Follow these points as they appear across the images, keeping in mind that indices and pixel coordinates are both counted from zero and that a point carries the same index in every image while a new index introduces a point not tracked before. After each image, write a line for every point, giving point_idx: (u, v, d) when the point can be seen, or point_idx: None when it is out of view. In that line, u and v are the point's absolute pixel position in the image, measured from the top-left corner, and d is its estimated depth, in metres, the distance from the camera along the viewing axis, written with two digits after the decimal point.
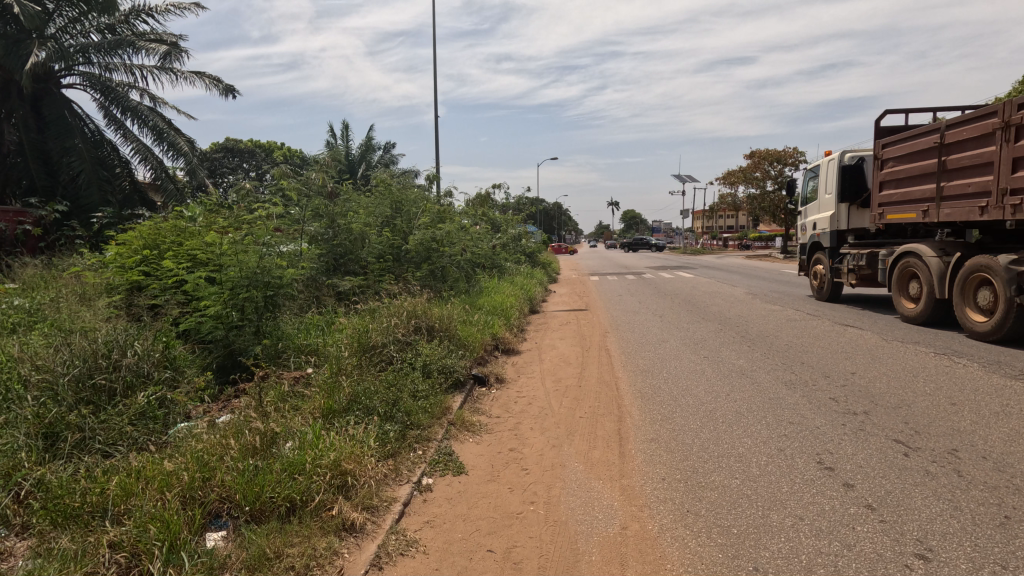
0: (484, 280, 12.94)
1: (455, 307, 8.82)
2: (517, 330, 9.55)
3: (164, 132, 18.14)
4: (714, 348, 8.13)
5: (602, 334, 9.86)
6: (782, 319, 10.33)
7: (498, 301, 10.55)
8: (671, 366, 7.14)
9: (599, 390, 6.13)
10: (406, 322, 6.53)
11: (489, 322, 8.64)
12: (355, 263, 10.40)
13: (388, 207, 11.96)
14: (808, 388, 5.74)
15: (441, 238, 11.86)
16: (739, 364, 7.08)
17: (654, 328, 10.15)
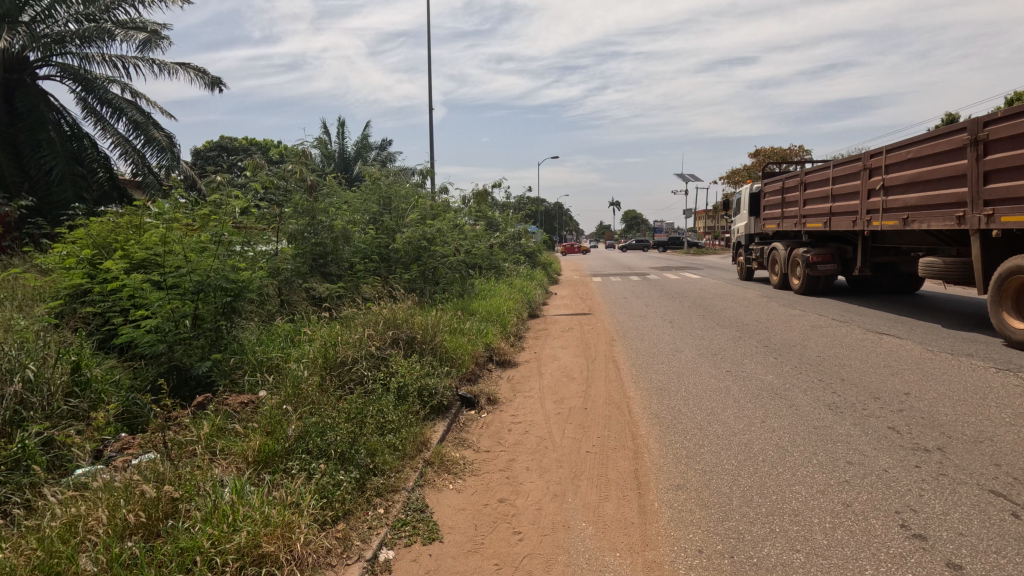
0: (480, 282, 11.98)
1: (445, 314, 7.89)
2: (514, 338, 8.59)
3: (146, 126, 17.30)
4: (735, 360, 7.19)
5: (609, 341, 8.93)
6: (805, 325, 9.40)
7: (494, 306, 9.59)
8: (690, 382, 6.20)
9: (609, 413, 5.20)
10: (382, 334, 5.60)
11: (482, 329, 7.71)
12: (336, 264, 9.44)
13: (375, 204, 11.02)
14: (858, 414, 4.81)
15: (432, 237, 10.91)
16: (768, 380, 6.14)
17: (665, 335, 9.21)
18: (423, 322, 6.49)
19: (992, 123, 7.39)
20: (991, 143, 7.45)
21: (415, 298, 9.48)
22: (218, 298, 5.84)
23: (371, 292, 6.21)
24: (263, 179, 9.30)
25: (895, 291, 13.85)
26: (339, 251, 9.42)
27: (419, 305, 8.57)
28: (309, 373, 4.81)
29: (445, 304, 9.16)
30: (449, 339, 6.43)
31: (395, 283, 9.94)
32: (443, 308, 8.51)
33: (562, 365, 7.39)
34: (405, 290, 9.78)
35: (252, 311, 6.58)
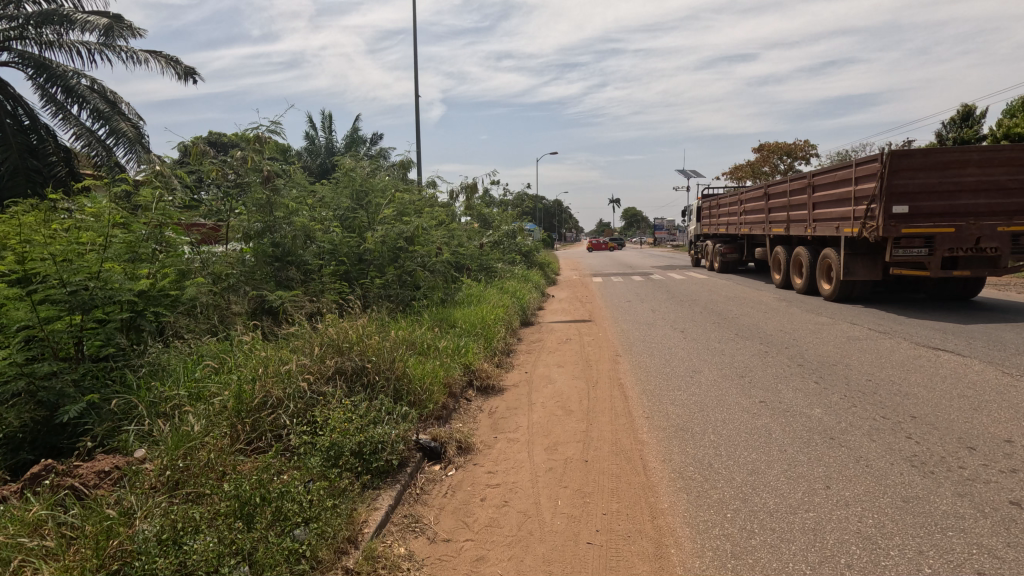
0: (468, 285, 10.67)
1: (417, 330, 6.60)
2: (501, 355, 7.29)
3: (112, 116, 15.85)
4: (766, 384, 5.93)
5: (614, 356, 7.70)
6: (838, 338, 8.14)
7: (480, 315, 8.29)
8: (716, 419, 4.92)
9: (617, 471, 3.96)
10: (320, 363, 4.33)
11: (459, 345, 6.45)
12: (296, 266, 8.11)
13: (344, 199, 9.72)
14: (957, 477, 3.54)
15: (411, 237, 9.62)
16: (817, 416, 4.86)
17: (677, 348, 7.97)
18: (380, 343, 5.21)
19: (819, 175, 12.17)
20: (819, 186, 12.24)
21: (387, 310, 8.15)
22: (108, 311, 4.59)
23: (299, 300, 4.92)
24: (210, 167, 8.05)
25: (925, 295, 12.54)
26: (301, 253, 8.13)
27: (387, 317, 7.27)
28: (205, 428, 3.55)
29: (422, 315, 7.88)
30: (413, 364, 5.16)
31: (366, 291, 8.64)
32: (418, 321, 7.22)
33: (557, 390, 6.15)
34: (373, 301, 8.46)
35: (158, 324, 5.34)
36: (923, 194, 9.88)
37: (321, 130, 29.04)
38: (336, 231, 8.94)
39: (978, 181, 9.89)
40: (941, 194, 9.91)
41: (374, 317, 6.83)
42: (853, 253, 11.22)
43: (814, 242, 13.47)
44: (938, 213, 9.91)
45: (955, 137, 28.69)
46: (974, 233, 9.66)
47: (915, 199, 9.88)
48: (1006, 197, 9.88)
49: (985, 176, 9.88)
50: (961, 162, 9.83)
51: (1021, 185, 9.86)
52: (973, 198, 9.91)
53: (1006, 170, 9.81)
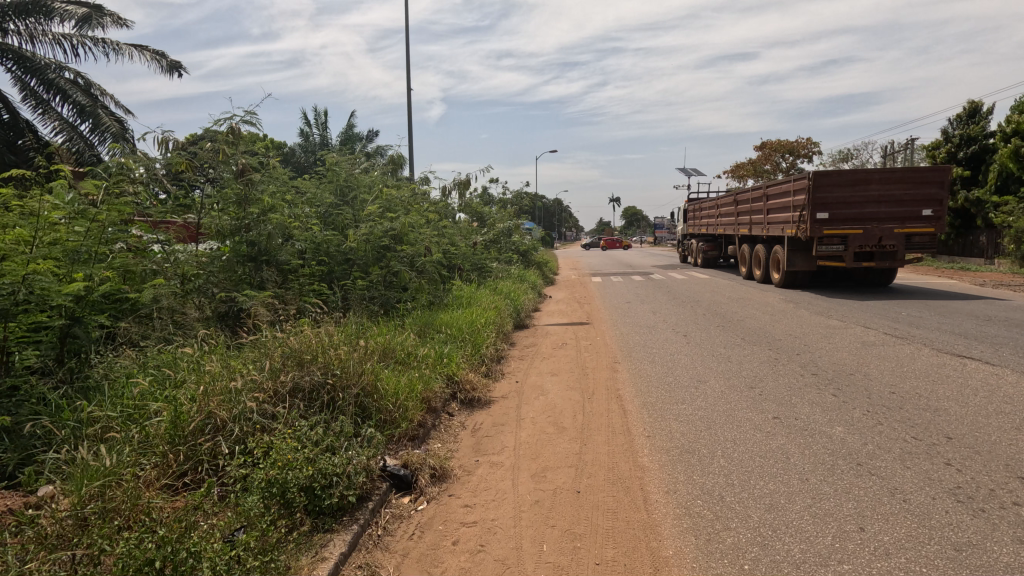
0: (460, 286, 10.12)
1: (396, 338, 6.05)
2: (490, 363, 6.74)
3: (93, 109, 15.15)
4: (779, 397, 5.40)
5: (612, 363, 7.17)
6: (852, 343, 7.61)
7: (469, 319, 7.74)
8: (726, 440, 4.37)
9: (613, 505, 3.42)
10: (273, 379, 3.78)
11: (441, 353, 5.91)
12: (271, 267, 7.57)
13: (324, 194, 9.14)
14: (1014, 518, 3.01)
15: (397, 235, 9.05)
16: (839, 437, 4.32)
17: (681, 355, 7.44)
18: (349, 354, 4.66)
19: (774, 186, 14.73)
20: (774, 196, 14.80)
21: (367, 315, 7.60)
22: (35, 319, 4.07)
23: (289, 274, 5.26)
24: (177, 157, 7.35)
25: (938, 299, 11.98)
26: (277, 252, 7.57)
27: (365, 323, 6.71)
28: (122, 463, 3.01)
29: (405, 319, 7.33)
30: (385, 377, 4.62)
31: (346, 292, 8.07)
32: (400, 328, 6.68)
33: (548, 403, 5.60)
34: (354, 302, 7.90)
35: (98, 333, 4.80)
36: (840, 204, 12.61)
37: (316, 128, 28.38)
38: (315, 228, 8.39)
39: (881, 193, 12.62)
40: (855, 203, 12.62)
41: (346, 326, 6.28)
42: (794, 249, 14.01)
43: (770, 242, 16.15)
44: (852, 218, 12.68)
45: (961, 133, 28.08)
46: (877, 234, 12.47)
47: (833, 208, 12.63)
48: (904, 206, 12.62)
49: (887, 190, 12.63)
50: (867, 180, 12.57)
51: (913, 198, 12.61)
52: (878, 206, 12.65)
53: (902, 185, 12.56)
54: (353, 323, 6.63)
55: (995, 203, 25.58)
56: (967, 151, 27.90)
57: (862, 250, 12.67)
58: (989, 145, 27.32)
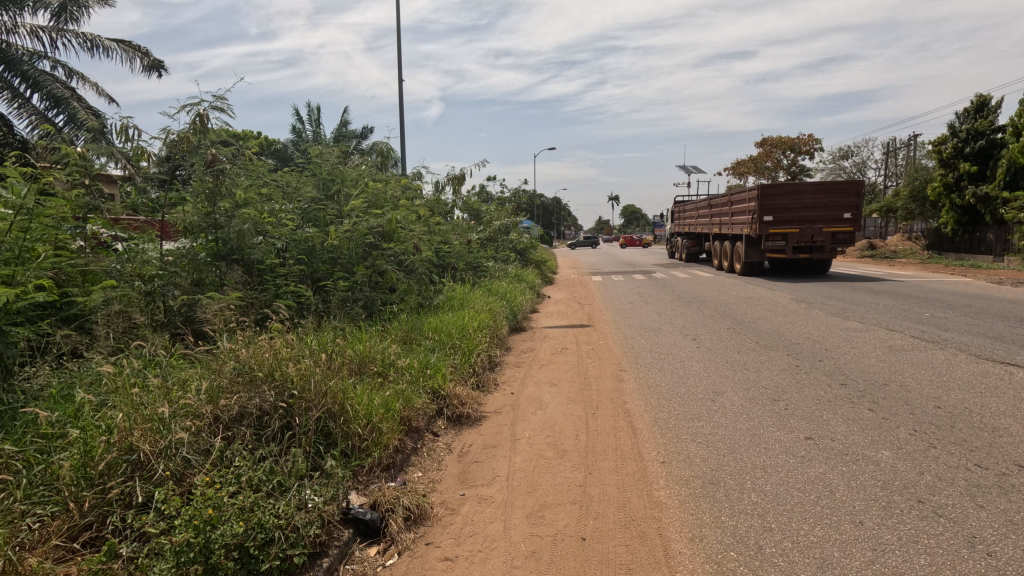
0: (452, 287, 9.47)
1: (376, 348, 5.39)
2: (481, 372, 6.10)
3: (71, 103, 14.40)
4: (807, 413, 4.76)
5: (617, 371, 6.54)
6: (879, 348, 6.97)
7: (460, 322, 7.10)
8: (756, 468, 3.72)
9: (626, 560, 2.77)
10: (213, 404, 3.13)
11: (426, 364, 5.26)
12: (242, 266, 6.90)
13: (305, 189, 8.45)
14: None
15: (384, 233, 8.38)
16: (888, 464, 3.68)
17: (693, 362, 6.80)
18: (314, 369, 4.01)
19: (733, 198, 18.60)
20: (743, 201, 17.83)
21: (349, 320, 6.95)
22: None
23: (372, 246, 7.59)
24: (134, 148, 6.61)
25: (959, 299, 11.33)
26: (250, 251, 6.92)
27: (343, 332, 6.06)
28: (0, 522, 2.37)
29: (389, 325, 6.67)
30: (356, 395, 3.97)
31: (327, 294, 7.41)
32: (382, 337, 6.03)
33: (547, 420, 4.97)
34: (336, 305, 7.23)
35: (23, 346, 4.14)
36: (782, 209, 16.26)
37: (308, 124, 27.65)
38: (291, 225, 7.70)
39: (814, 201, 16.19)
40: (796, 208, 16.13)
41: (322, 335, 5.65)
42: (750, 244, 17.48)
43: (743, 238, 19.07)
44: (791, 221, 16.34)
45: (968, 127, 27.43)
46: (809, 233, 16.16)
47: (777, 212, 16.31)
48: (831, 211, 16.23)
49: (817, 199, 16.23)
50: (801, 192, 16.18)
51: (836, 204, 16.26)
52: (812, 210, 16.24)
53: (829, 194, 16.12)
54: (330, 332, 5.98)
55: (1005, 199, 24.95)
56: (974, 146, 27.27)
57: (800, 245, 16.28)
58: (997, 140, 26.70)
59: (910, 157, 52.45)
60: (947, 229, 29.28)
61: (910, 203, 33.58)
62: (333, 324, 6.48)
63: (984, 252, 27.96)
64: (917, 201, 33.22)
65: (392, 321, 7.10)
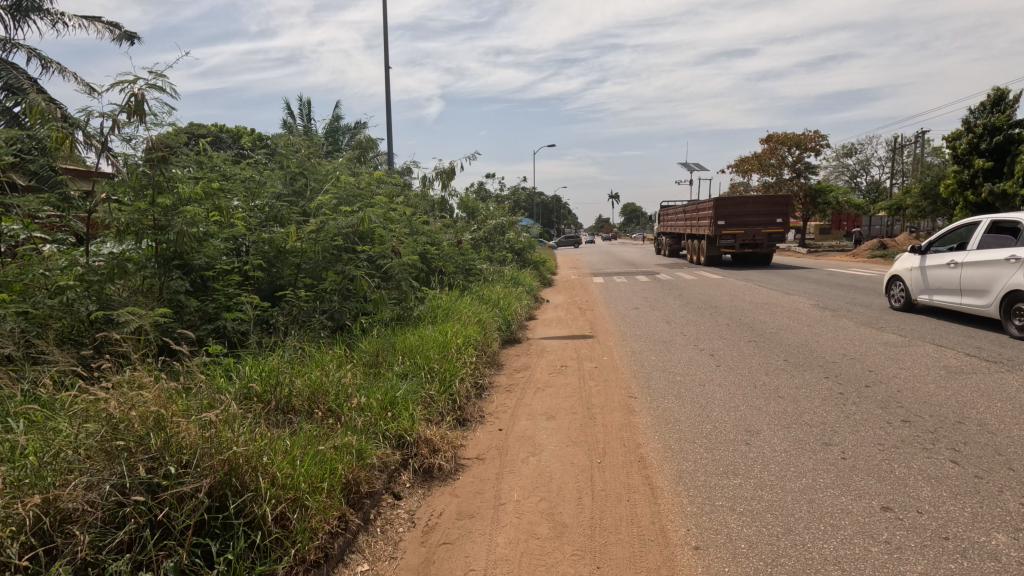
0: (437, 293, 8.43)
1: (326, 381, 4.37)
2: (463, 403, 5.07)
3: (30, 91, 13.36)
4: (872, 466, 3.74)
5: (626, 399, 5.53)
6: (931, 368, 5.97)
7: (439, 339, 6.06)
8: (828, 564, 2.70)
9: None
10: (38, 498, 2.17)
11: (390, 401, 4.27)
12: (184, 273, 5.87)
13: (266, 182, 7.41)
14: None
15: (356, 235, 7.34)
16: (1016, 562, 2.64)
17: (715, 389, 5.78)
18: (222, 423, 2.99)
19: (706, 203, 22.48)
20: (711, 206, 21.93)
21: (309, 339, 5.91)
22: None
23: (360, 249, 7.11)
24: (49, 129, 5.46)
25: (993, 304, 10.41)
26: (193, 254, 5.87)
27: (294, 358, 5.04)
28: None
29: (354, 346, 5.66)
30: (278, 458, 2.97)
31: (286, 306, 6.37)
32: (342, 364, 4.99)
33: (541, 473, 3.94)
34: (296, 320, 6.21)
35: None
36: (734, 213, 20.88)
37: (298, 117, 26.56)
38: (249, 230, 6.58)
39: (755, 209, 21.22)
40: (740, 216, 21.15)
41: (265, 363, 4.63)
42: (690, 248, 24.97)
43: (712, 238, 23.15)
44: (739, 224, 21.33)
45: (984, 122, 26.41)
46: (751, 234, 21.11)
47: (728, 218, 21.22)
48: (768, 216, 21.15)
49: (757, 208, 21.31)
50: (746, 202, 20.99)
51: (774, 211, 21.10)
52: (754, 216, 21.38)
53: (766, 204, 21.11)
54: (277, 359, 4.94)
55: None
56: (991, 142, 26.27)
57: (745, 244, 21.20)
58: (1016, 135, 25.54)
59: (918, 154, 51.36)
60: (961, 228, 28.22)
61: (922, 201, 32.59)
62: (287, 346, 5.46)
63: None
64: (928, 198, 32.25)
65: (361, 337, 6.05)
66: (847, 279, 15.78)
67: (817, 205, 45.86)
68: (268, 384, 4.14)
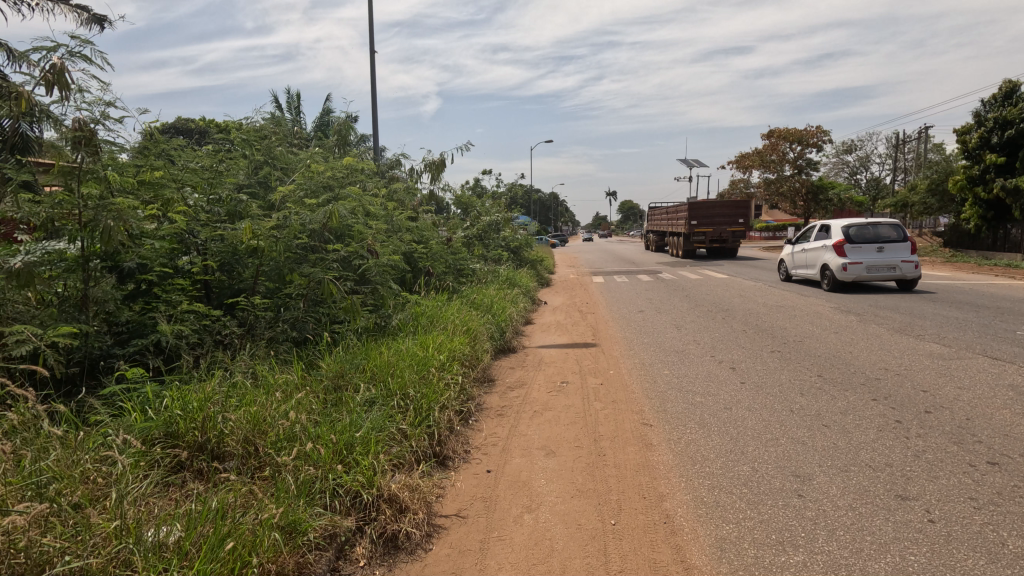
0: (423, 298, 7.45)
1: (266, 415, 3.57)
2: (441, 439, 4.15)
3: None
4: (978, 539, 2.83)
5: (639, 428, 4.65)
6: (996, 388, 5.10)
7: (418, 356, 5.11)
8: None
9: None
10: None
11: (346, 444, 3.37)
12: (110, 276, 4.90)
13: (224, 172, 6.49)
14: None
15: (327, 231, 6.35)
16: None
17: (745, 415, 4.90)
18: (63, 518, 2.36)
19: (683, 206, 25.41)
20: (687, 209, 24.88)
21: (267, 358, 5.02)
22: None
23: (331, 247, 6.12)
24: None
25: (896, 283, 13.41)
26: (124, 255, 4.93)
27: (237, 385, 4.16)
28: None
29: (317, 367, 4.75)
30: (163, 532, 2.35)
31: (241, 317, 5.51)
32: (296, 393, 4.04)
33: (538, 538, 3.05)
34: (256, 334, 5.40)
35: None
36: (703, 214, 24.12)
37: (284, 112, 25.55)
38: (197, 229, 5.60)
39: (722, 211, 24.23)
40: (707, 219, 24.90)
41: (196, 392, 3.75)
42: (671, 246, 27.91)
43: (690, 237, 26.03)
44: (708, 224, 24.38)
45: (995, 116, 25.48)
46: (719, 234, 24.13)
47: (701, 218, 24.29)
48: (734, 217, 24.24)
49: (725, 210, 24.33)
50: (714, 206, 24.05)
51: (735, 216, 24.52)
52: (722, 217, 24.45)
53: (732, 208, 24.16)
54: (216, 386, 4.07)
55: None
56: (1002, 136, 25.21)
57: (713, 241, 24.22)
58: None
59: (920, 150, 50.66)
60: (971, 225, 27.43)
61: (930, 198, 31.86)
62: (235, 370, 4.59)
63: (1010, 249, 26.15)
64: (936, 194, 31.53)
65: (323, 356, 5.10)
66: None
67: (819, 203, 44.95)
68: (192, 422, 3.43)
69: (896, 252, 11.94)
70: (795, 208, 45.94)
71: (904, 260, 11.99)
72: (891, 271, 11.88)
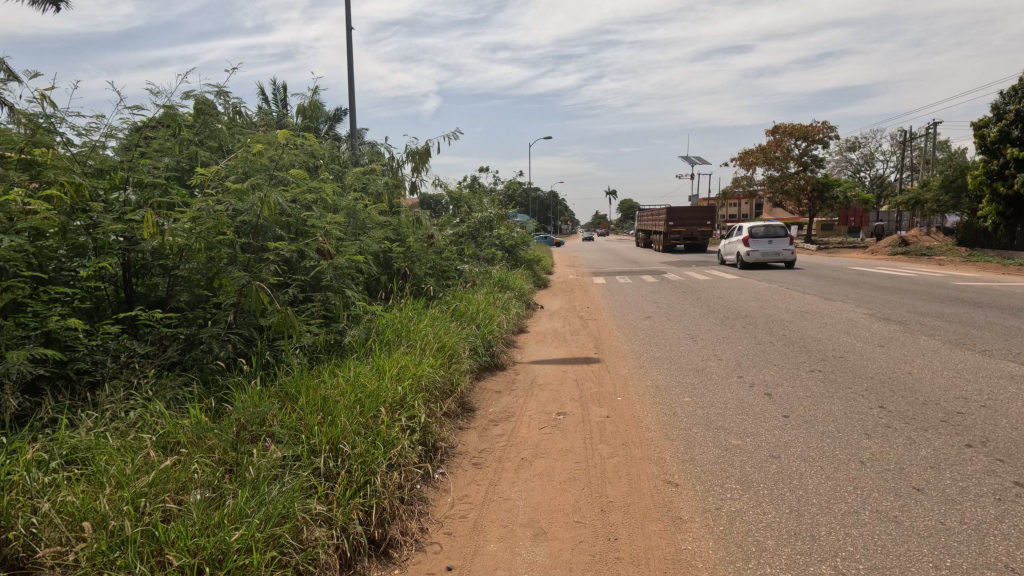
0: (393, 307, 6.23)
1: (100, 501, 2.34)
2: (384, 514, 2.96)
3: None
4: None
5: (660, 492, 3.44)
6: None
7: (371, 391, 3.85)
8: None
9: None
10: None
11: (212, 556, 2.27)
12: None
13: (144, 147, 5.17)
14: None
15: (269, 224, 5.07)
16: None
17: (801, 468, 3.68)
18: None
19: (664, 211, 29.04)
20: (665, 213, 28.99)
21: (167, 398, 3.78)
22: None
23: (271, 245, 4.81)
24: None
25: (783, 264, 20.34)
26: None
27: (93, 444, 2.97)
28: None
29: (226, 409, 3.53)
30: None
31: (145, 337, 4.31)
32: (171, 460, 2.81)
33: None
34: (161, 358, 4.17)
35: None
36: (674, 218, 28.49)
37: (271, 102, 24.45)
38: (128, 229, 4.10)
39: (692, 215, 28.07)
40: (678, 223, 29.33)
41: (6, 457, 2.54)
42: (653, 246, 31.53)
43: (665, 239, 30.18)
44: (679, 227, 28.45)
45: (1017, 108, 24.25)
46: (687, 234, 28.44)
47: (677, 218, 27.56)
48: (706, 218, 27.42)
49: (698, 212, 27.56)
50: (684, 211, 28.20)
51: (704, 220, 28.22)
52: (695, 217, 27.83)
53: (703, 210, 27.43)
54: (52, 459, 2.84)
55: None
56: None
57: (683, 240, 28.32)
58: None
59: (929, 147, 49.48)
60: (988, 223, 26.20)
61: (943, 194, 30.69)
62: (109, 417, 3.41)
63: None
64: (951, 191, 30.33)
65: (241, 391, 3.83)
66: (890, 283, 13.60)
67: (825, 200, 43.60)
68: None
69: (782, 244, 18.49)
70: (801, 206, 44.81)
71: (788, 247, 18.83)
72: (777, 255, 18.66)
